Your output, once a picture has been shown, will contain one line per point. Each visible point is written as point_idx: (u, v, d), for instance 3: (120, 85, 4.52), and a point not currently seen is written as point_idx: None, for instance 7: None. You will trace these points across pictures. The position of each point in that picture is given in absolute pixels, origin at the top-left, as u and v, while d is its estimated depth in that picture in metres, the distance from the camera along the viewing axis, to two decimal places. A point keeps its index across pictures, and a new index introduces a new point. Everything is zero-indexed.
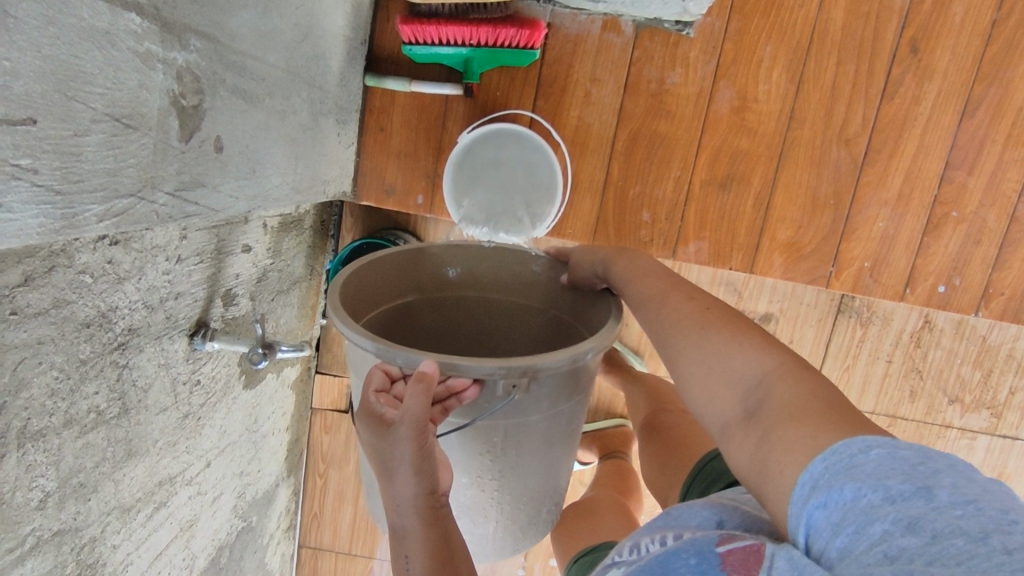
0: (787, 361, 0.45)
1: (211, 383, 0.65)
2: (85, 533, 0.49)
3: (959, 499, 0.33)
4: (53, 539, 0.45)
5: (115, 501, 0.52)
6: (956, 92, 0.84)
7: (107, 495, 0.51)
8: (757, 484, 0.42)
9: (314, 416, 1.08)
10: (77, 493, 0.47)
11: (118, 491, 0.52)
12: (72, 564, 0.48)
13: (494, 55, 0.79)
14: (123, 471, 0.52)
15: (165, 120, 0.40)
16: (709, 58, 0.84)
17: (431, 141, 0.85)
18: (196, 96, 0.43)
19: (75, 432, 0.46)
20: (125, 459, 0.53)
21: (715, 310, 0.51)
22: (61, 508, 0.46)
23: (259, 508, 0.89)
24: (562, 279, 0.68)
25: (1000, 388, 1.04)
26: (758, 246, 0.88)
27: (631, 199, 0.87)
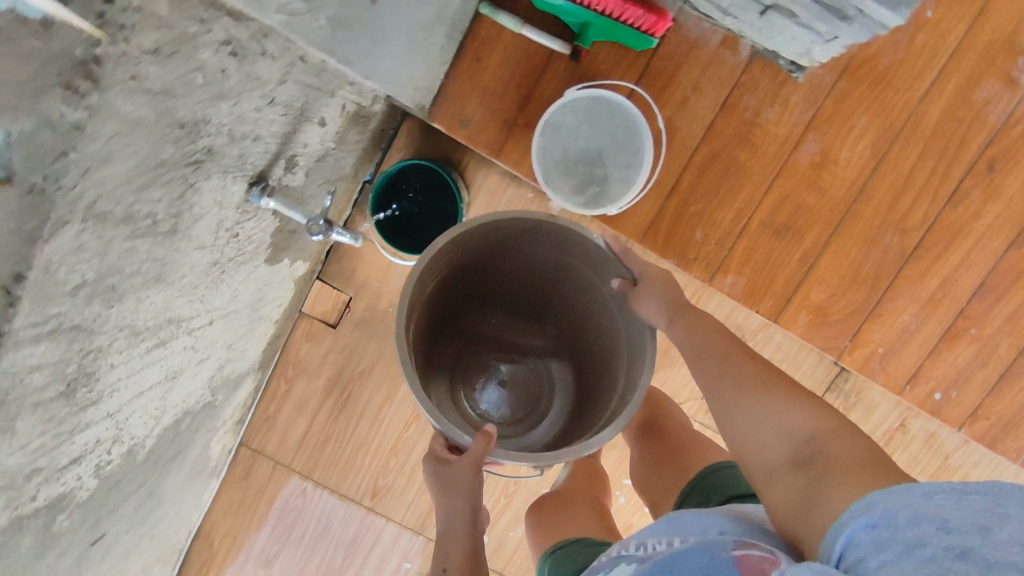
0: (839, 423, 0.51)
1: (244, 242, 0.63)
2: (95, 340, 0.46)
3: (1014, 543, 0.37)
4: (70, 331, 0.42)
5: (130, 320, 0.49)
6: (1013, 221, 0.87)
7: (126, 310, 0.48)
8: (797, 521, 0.47)
9: (300, 320, 1.07)
10: (105, 295, 0.44)
11: (135, 311, 0.49)
12: (75, 366, 0.45)
13: (613, 29, 0.78)
14: (147, 293, 0.49)
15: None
16: (807, 108, 0.85)
17: (520, 89, 0.83)
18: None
19: (126, 233, 0.43)
20: (154, 282, 0.50)
21: (773, 373, 0.56)
22: (88, 304, 0.42)
23: (226, 388, 0.86)
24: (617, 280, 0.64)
25: None
26: (789, 300, 0.89)
27: (689, 215, 0.87)
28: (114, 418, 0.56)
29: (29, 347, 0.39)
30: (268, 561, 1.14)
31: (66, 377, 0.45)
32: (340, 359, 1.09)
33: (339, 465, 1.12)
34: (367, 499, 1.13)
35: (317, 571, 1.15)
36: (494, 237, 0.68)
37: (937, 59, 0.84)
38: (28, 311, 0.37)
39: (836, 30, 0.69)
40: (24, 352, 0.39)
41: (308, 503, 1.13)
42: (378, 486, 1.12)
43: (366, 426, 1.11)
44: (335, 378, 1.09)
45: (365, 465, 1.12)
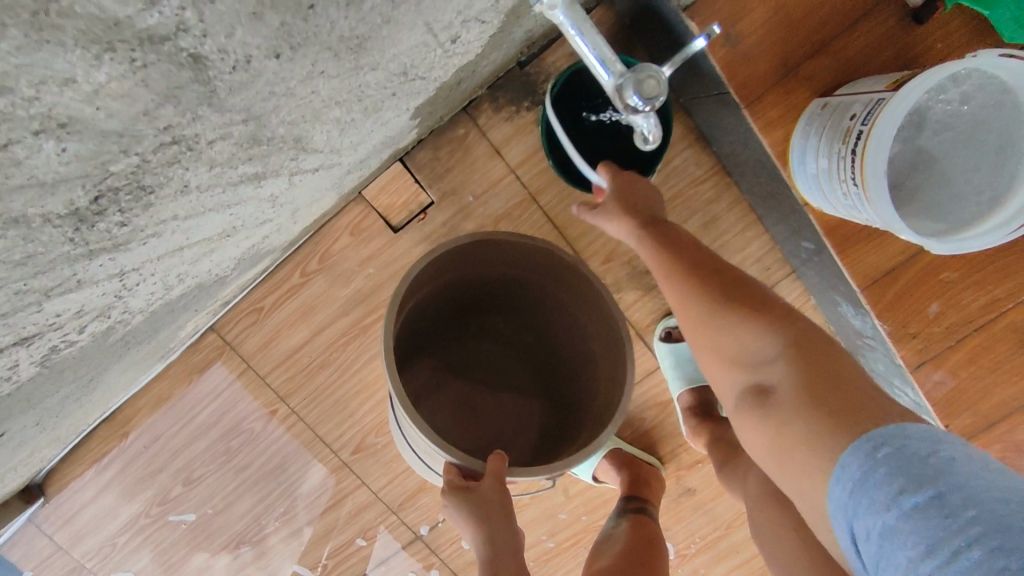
0: (802, 337, 0.48)
1: (447, 60, 0.40)
2: (194, 109, 0.27)
3: (972, 500, 0.35)
4: (162, 46, 0.23)
5: (255, 103, 0.30)
6: None
7: (267, 82, 0.29)
8: (782, 473, 0.46)
9: (354, 205, 0.78)
10: (288, 16, 0.26)
11: (286, 96, 0.31)
12: (143, 145, 0.27)
13: None
14: (326, 66, 0.31)
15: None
16: None
17: (821, 30, 0.58)
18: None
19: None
20: (344, 51, 0.31)
21: (721, 275, 0.53)
22: (248, 22, 0.25)
23: (249, 264, 0.59)
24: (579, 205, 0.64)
25: None
26: (987, 430, 0.68)
27: (934, 282, 0.65)
28: (122, 280, 0.35)
29: (81, 59, 0.21)
30: (189, 483, 0.87)
31: (105, 179, 0.27)
32: (382, 274, 0.81)
33: (325, 402, 0.85)
34: (345, 453, 0.87)
35: (248, 512, 0.89)
36: (520, 257, 0.65)
37: None
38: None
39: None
40: (71, 69, 0.21)
41: (268, 431, 0.86)
42: (364, 444, 0.87)
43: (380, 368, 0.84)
44: (365, 295, 0.81)
45: (359, 413, 0.85)
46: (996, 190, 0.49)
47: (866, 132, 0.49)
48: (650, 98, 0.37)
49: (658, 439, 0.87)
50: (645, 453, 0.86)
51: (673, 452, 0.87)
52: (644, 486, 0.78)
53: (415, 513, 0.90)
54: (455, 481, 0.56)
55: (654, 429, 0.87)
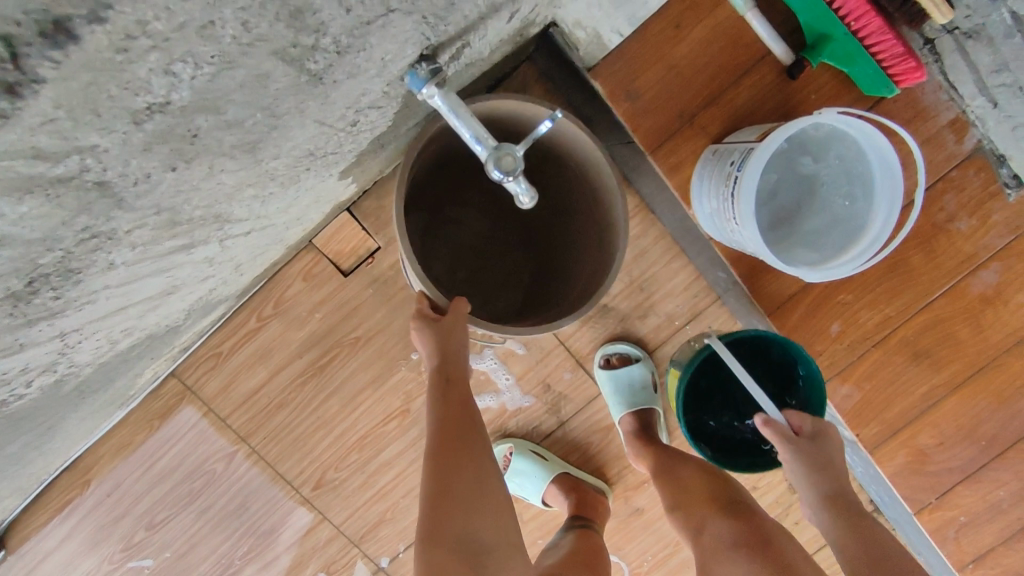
0: None
1: (356, 138, 0.47)
2: (110, 212, 0.33)
3: None
4: (71, 181, 0.29)
5: (170, 198, 0.36)
6: None
7: (176, 182, 0.35)
8: None
9: (307, 252, 0.83)
10: (179, 143, 0.32)
11: (195, 189, 0.37)
12: (64, 246, 0.32)
13: (852, 57, 0.62)
14: (225, 165, 0.37)
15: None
16: (1007, 232, 0.71)
17: (713, 84, 0.65)
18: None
19: (268, 53, 0.31)
20: (242, 150, 0.37)
21: None
22: (145, 151, 0.31)
23: (202, 314, 0.64)
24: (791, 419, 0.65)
25: None
26: (894, 434, 0.76)
27: (832, 303, 0.72)
28: (64, 340, 0.40)
29: (5, 201, 0.27)
30: (153, 527, 0.89)
31: (35, 269, 0.32)
32: (338, 314, 0.85)
33: (284, 440, 0.88)
34: (306, 489, 0.90)
35: (213, 551, 0.91)
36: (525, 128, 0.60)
37: None
38: (13, 133, 0.24)
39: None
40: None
41: (230, 471, 0.89)
42: (324, 479, 0.90)
43: (336, 405, 0.88)
44: (320, 335, 0.86)
45: (318, 449, 0.89)
46: (855, 221, 0.57)
47: (739, 179, 0.55)
48: (508, 171, 0.40)
49: (604, 461, 0.92)
50: (593, 477, 0.91)
51: (618, 473, 0.92)
52: (589, 504, 0.84)
53: (376, 544, 0.92)
54: (424, 310, 0.58)
55: (599, 451, 0.91)
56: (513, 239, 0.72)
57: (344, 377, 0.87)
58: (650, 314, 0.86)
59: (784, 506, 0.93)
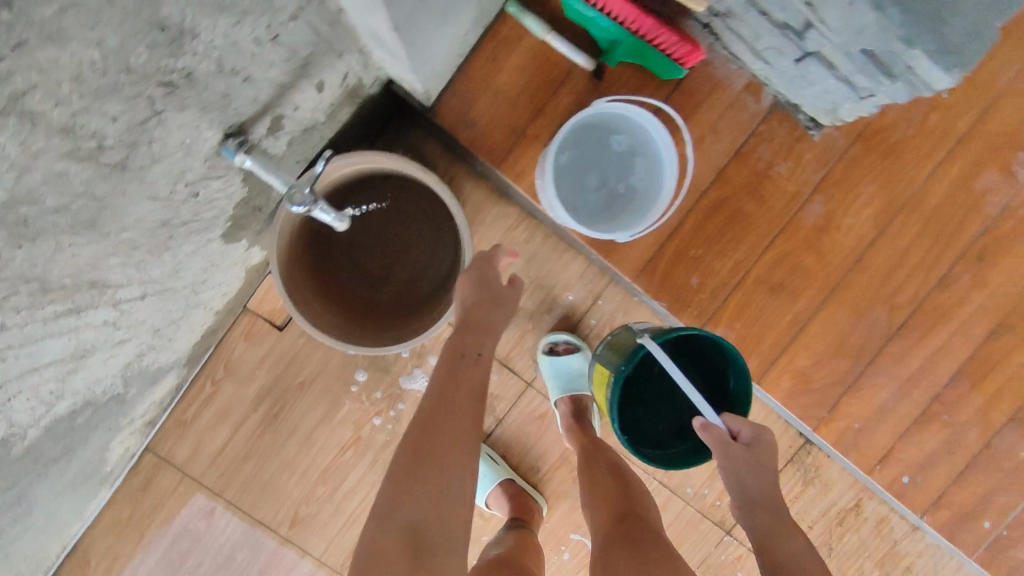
0: None
1: (204, 205, 0.56)
2: None
3: None
4: None
5: (40, 272, 0.44)
6: (995, 311, 0.89)
7: (39, 256, 0.43)
8: None
9: (243, 316, 0.94)
10: (13, 229, 0.39)
11: (50, 262, 0.44)
12: None
13: (642, 52, 0.74)
14: (71, 240, 0.44)
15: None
16: (819, 168, 0.83)
17: (535, 98, 0.76)
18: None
19: (59, 156, 0.38)
20: (84, 228, 0.44)
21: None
22: None
23: (146, 382, 0.75)
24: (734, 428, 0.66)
25: None
26: (774, 361, 0.87)
27: (687, 259, 0.83)
28: None
29: None
30: None
31: None
32: (283, 365, 0.96)
33: (256, 488, 0.97)
34: (284, 528, 0.99)
35: None
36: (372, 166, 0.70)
37: (948, 140, 0.84)
38: None
39: (880, 82, 0.66)
40: None
41: (214, 528, 0.98)
42: (298, 515, 0.99)
43: (296, 446, 0.97)
44: (270, 386, 0.96)
45: (287, 490, 0.98)
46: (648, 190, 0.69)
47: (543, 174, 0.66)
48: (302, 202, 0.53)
49: (546, 447, 1.01)
50: (534, 488, 1.01)
51: (562, 455, 1.01)
52: (528, 506, 0.94)
53: None
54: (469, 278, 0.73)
55: (539, 439, 1.00)
56: (376, 268, 0.80)
57: (298, 420, 0.97)
58: (553, 306, 0.97)
59: None
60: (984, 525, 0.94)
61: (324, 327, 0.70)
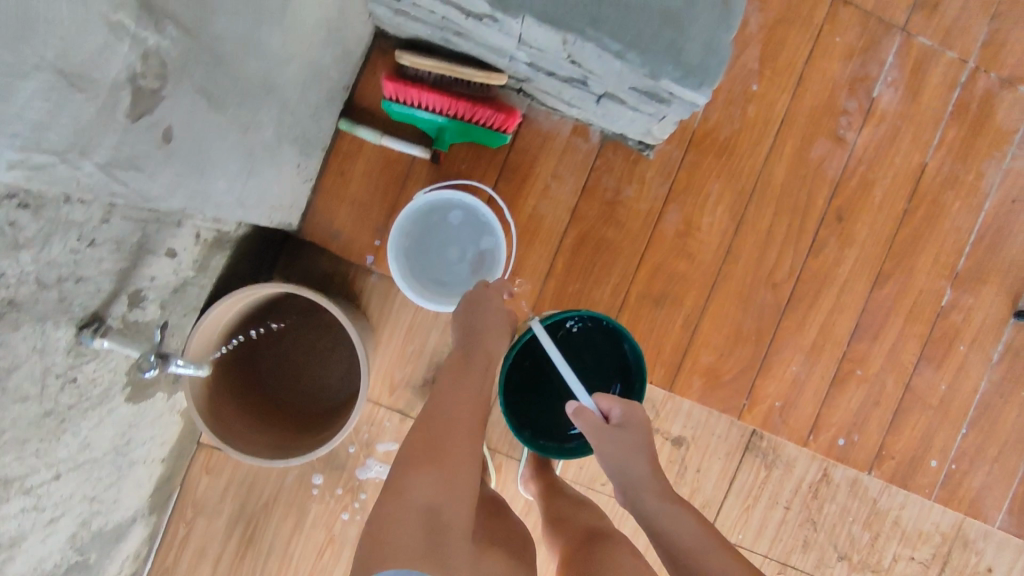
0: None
1: (88, 385, 0.61)
2: None
3: None
4: None
5: None
6: (870, 262, 0.96)
7: None
8: None
9: (197, 454, 1.00)
10: None
11: None
12: None
13: (466, 130, 0.81)
14: None
15: (116, 15, 0.35)
16: (663, 182, 0.89)
17: (387, 198, 0.84)
18: (161, 27, 0.40)
19: None
20: None
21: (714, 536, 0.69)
22: None
23: (102, 545, 0.81)
24: (608, 408, 0.76)
25: (885, 553, 1.15)
26: (678, 366, 0.92)
27: (567, 296, 0.89)
28: None
29: None
30: None
31: None
32: (245, 489, 1.02)
33: None
34: None
35: None
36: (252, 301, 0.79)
37: (772, 124, 0.92)
38: None
39: (667, 103, 0.72)
40: None
41: None
42: None
43: (277, 561, 1.02)
44: (239, 511, 1.02)
45: None
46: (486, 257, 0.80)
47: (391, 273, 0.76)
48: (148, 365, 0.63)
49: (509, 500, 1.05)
50: None
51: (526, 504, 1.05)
52: None
53: None
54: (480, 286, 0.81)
55: (502, 493, 1.05)
56: (297, 378, 0.89)
57: (273, 536, 1.02)
58: None
59: (676, 460, 1.09)
60: (931, 465, 0.98)
61: (260, 449, 0.77)
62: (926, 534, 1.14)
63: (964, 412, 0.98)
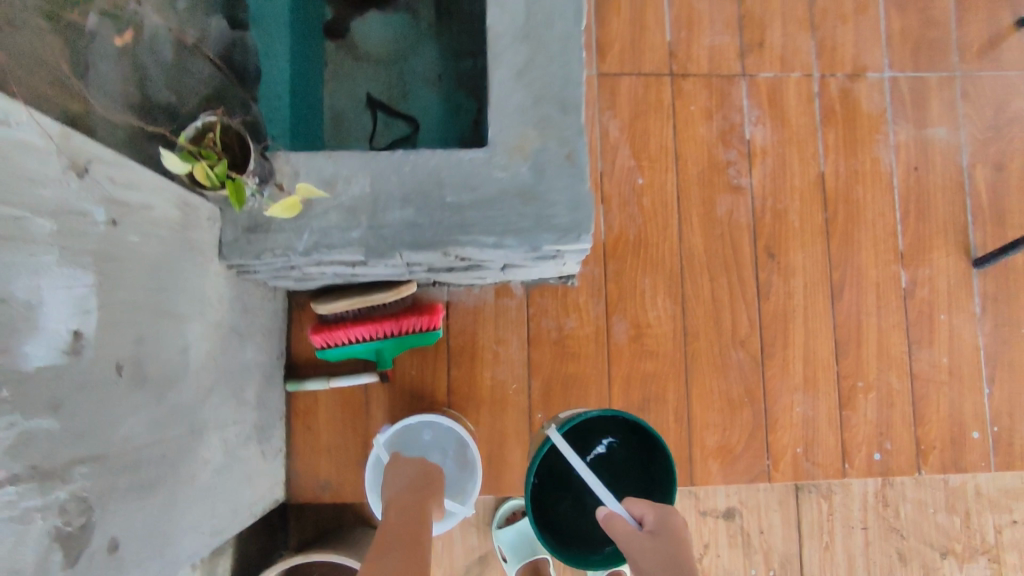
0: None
1: None
2: None
3: None
4: None
5: None
6: (819, 281, 0.97)
7: None
8: None
9: None
10: None
11: None
12: None
13: (401, 341, 0.83)
14: None
15: (20, 503, 0.38)
16: (597, 300, 0.92)
17: (358, 430, 0.87)
18: (68, 476, 0.42)
19: None
20: None
21: None
22: None
23: None
24: (641, 509, 0.69)
25: (986, 528, 1.09)
26: (691, 457, 0.91)
27: None
28: None
29: None
30: None
31: None
32: None
33: None
34: None
35: None
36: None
37: (671, 206, 0.95)
38: None
39: (560, 257, 0.74)
40: None
41: None
42: None
43: None
44: None
45: None
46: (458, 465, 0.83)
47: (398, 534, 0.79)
48: None
49: None
50: None
51: None
52: None
53: None
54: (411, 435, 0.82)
55: None
56: None
57: None
58: None
59: (737, 532, 1.05)
60: (973, 438, 0.94)
61: None
62: (1014, 491, 1.10)
63: (978, 375, 0.96)
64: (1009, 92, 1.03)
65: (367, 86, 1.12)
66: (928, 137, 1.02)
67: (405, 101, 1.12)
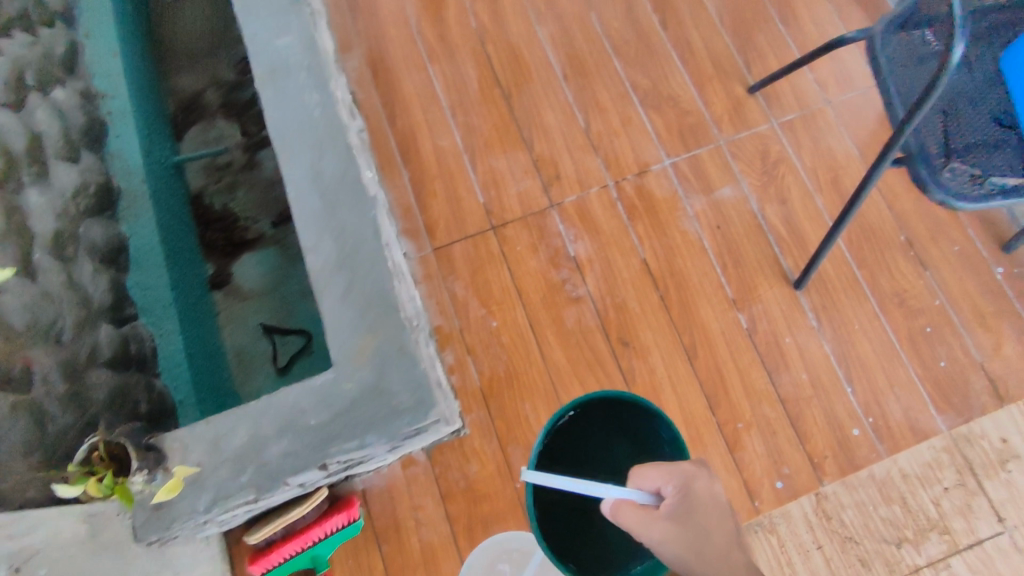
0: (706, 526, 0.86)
1: None
2: None
3: None
4: None
5: None
6: (673, 350, 1.10)
7: None
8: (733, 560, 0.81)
9: None
10: None
11: None
12: None
13: (328, 542, 0.93)
14: None
15: None
16: (490, 439, 1.04)
17: None
18: None
19: None
20: None
21: None
22: None
23: None
24: (656, 484, 0.69)
25: (925, 506, 1.04)
26: None
27: None
28: None
29: None
30: None
31: None
32: None
33: None
34: None
35: None
36: None
37: (527, 334, 1.09)
38: None
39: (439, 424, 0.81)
40: None
41: None
42: None
43: None
44: None
45: None
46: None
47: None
48: None
49: None
50: None
51: None
52: None
53: None
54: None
55: None
56: None
57: None
58: None
59: None
60: (856, 435, 1.06)
61: None
62: (935, 464, 1.06)
63: (836, 379, 1.09)
64: (767, 144, 1.23)
65: (257, 316, 1.28)
66: (718, 199, 1.19)
67: (291, 318, 1.28)
